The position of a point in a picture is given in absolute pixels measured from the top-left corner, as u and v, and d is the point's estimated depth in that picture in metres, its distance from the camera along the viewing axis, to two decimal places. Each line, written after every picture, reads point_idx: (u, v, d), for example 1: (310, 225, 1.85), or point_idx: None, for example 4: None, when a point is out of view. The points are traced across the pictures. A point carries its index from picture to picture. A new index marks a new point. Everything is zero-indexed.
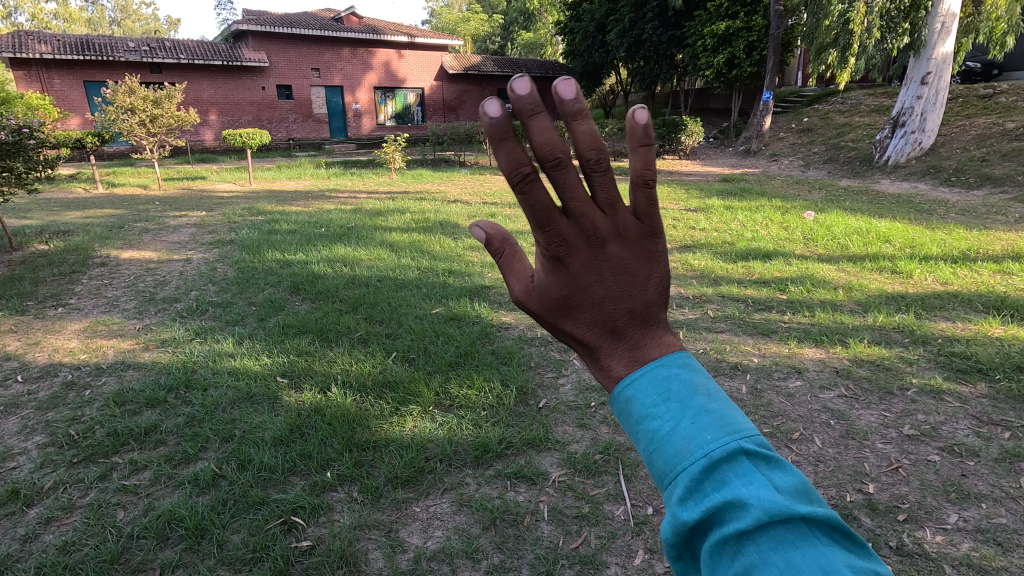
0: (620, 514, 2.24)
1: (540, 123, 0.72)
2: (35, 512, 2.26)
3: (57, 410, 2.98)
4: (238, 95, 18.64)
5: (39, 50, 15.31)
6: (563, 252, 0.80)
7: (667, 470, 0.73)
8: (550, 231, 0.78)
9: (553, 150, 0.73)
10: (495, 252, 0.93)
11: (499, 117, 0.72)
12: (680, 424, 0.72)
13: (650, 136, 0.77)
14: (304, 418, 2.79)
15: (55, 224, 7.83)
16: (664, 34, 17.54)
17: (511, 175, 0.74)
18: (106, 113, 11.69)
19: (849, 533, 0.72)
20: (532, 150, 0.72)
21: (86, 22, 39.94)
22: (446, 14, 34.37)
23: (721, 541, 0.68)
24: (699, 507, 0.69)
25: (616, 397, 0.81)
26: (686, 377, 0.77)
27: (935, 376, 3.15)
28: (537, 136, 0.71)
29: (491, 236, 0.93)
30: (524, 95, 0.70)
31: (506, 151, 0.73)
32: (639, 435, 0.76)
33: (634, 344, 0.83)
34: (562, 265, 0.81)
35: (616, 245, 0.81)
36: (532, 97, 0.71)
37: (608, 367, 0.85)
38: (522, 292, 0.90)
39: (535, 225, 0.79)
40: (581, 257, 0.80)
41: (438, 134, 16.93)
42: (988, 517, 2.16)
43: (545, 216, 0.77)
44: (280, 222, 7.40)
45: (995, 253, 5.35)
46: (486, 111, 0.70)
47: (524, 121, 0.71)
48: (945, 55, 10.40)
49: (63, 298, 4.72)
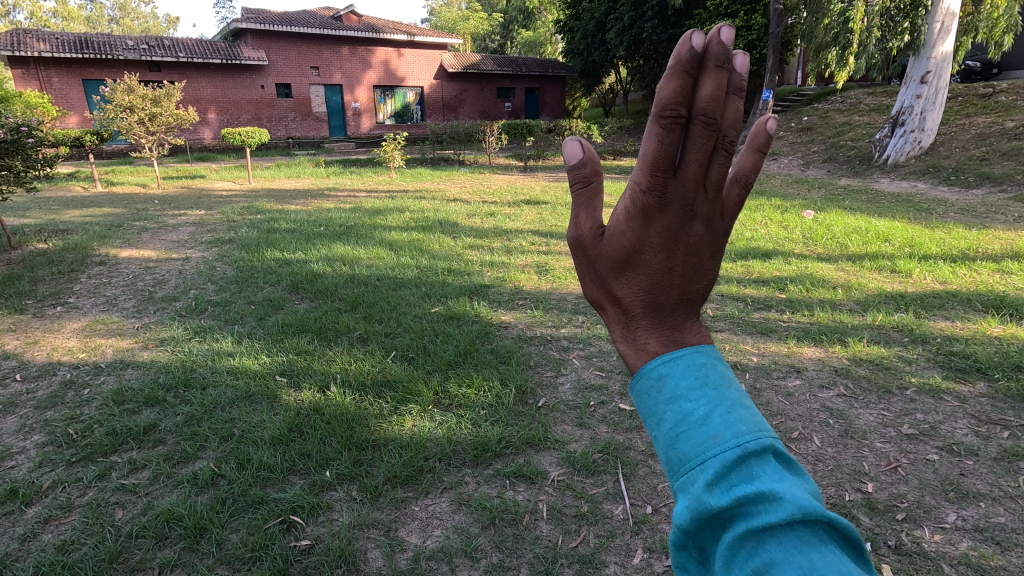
0: (619, 513, 2.24)
1: (711, 79, 0.73)
2: (34, 511, 2.26)
3: (56, 409, 2.98)
4: (237, 94, 18.60)
5: (37, 48, 15.26)
6: (657, 206, 0.77)
7: (691, 455, 0.71)
8: (661, 178, 0.75)
9: (715, 109, 0.73)
10: (580, 179, 0.85)
11: (694, 50, 0.73)
12: (717, 412, 0.72)
13: (766, 148, 0.80)
14: (304, 418, 2.79)
15: (53, 223, 7.80)
16: (663, 32, 17.53)
17: (666, 110, 0.73)
18: (104, 112, 11.64)
19: (860, 550, 0.71)
20: (697, 97, 0.72)
21: (84, 20, 39.77)
22: (445, 13, 34.30)
23: (743, 533, 0.66)
24: (725, 496, 0.68)
25: (646, 373, 0.79)
26: (720, 371, 0.78)
27: (934, 375, 3.16)
28: (710, 88, 0.72)
29: (584, 161, 0.85)
30: (721, 45, 0.72)
31: (679, 83, 0.73)
32: (667, 414, 0.74)
33: (672, 326, 0.81)
34: (647, 220, 0.78)
35: (701, 225, 0.79)
36: (721, 53, 0.73)
37: (641, 342, 0.82)
38: (591, 235, 0.84)
39: (650, 165, 0.75)
40: (673, 220, 0.77)
41: (437, 133, 16.93)
42: (987, 517, 2.16)
43: (667, 163, 0.74)
44: (279, 221, 7.40)
45: (994, 252, 5.35)
46: (690, 36, 0.71)
47: (703, 67, 0.73)
48: (944, 54, 10.42)
49: (62, 297, 4.71)
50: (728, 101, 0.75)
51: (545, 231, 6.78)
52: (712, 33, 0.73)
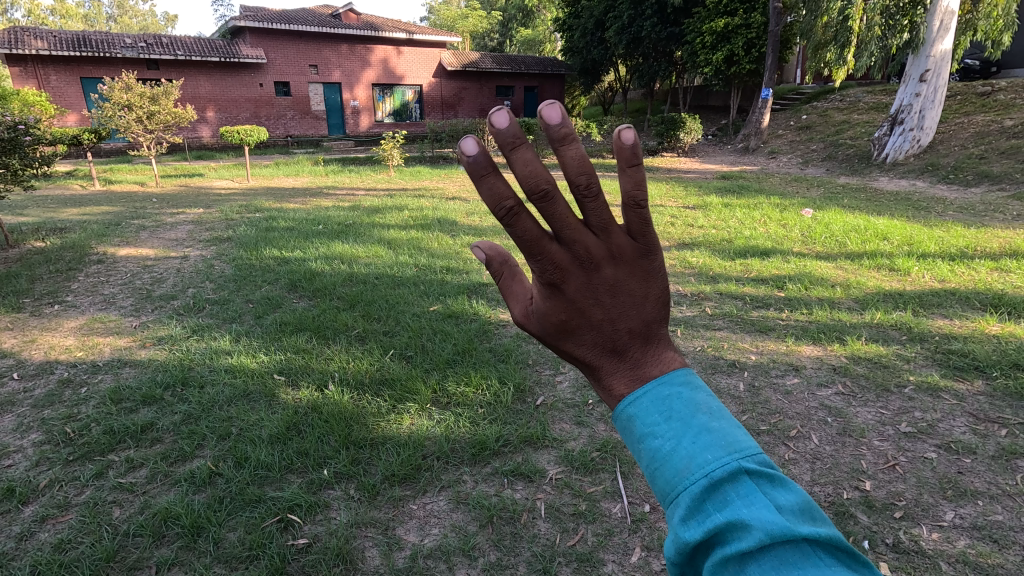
0: (617, 512, 2.24)
1: (522, 157, 0.73)
2: (31, 510, 2.25)
3: (53, 408, 2.96)
4: (236, 92, 18.56)
5: (35, 46, 15.21)
6: (557, 278, 0.81)
7: (668, 489, 0.72)
8: (542, 258, 0.79)
9: (534, 183, 0.72)
10: (496, 273, 0.95)
11: (478, 154, 0.73)
12: (681, 443, 0.72)
13: (639, 155, 0.75)
14: (301, 417, 2.78)
15: (52, 221, 7.80)
16: (663, 30, 17.48)
17: (495, 208, 0.75)
18: (101, 109, 11.59)
19: (853, 552, 0.70)
20: (515, 183, 0.73)
21: (82, 18, 39.58)
22: (444, 11, 34.19)
23: (723, 561, 0.67)
24: (702, 527, 0.69)
25: (618, 416, 0.81)
26: (687, 396, 0.77)
27: (933, 372, 3.17)
28: (517, 172, 0.72)
29: (492, 258, 0.95)
30: (501, 132, 0.70)
31: (490, 186, 0.74)
32: (640, 453, 0.76)
33: (635, 363, 0.83)
34: (557, 291, 0.82)
35: (609, 267, 0.80)
36: (512, 136, 0.72)
37: (609, 385, 0.85)
38: (523, 314, 0.91)
39: (526, 253, 0.79)
40: (576, 282, 0.80)
41: (437, 131, 16.87)
42: (985, 514, 2.17)
43: (536, 241, 0.77)
44: (278, 220, 7.39)
45: (993, 250, 5.35)
46: (465, 150, 0.72)
47: (503, 155, 0.72)
48: (943, 53, 10.36)
49: (60, 296, 4.70)
50: (557, 153, 0.73)
51: None
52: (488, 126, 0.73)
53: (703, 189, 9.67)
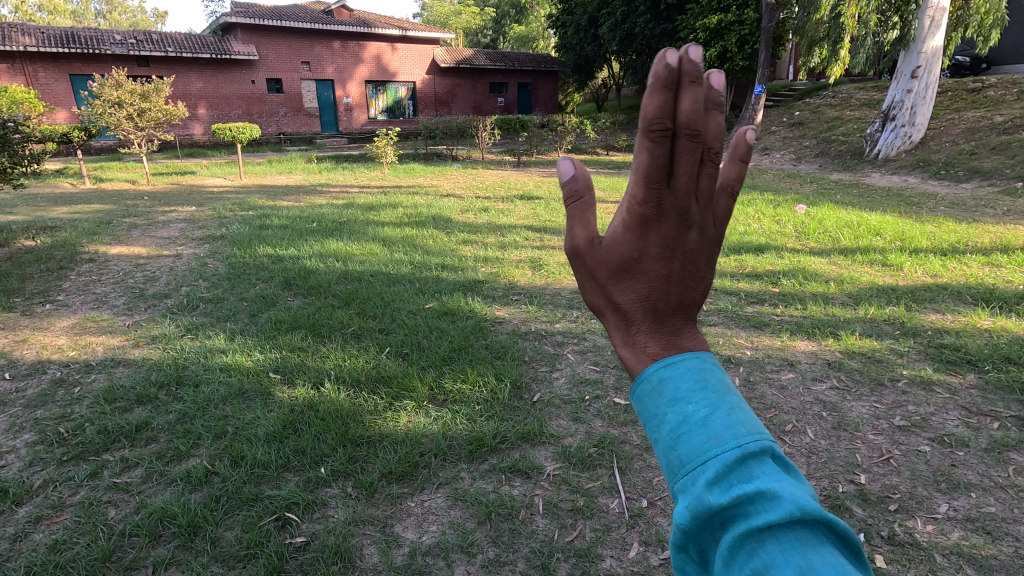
0: (615, 508, 2.25)
1: (690, 95, 0.71)
2: (25, 510, 2.23)
3: (46, 408, 2.94)
4: (228, 88, 18.41)
5: (23, 42, 15.04)
6: (650, 218, 0.76)
7: (691, 457, 0.70)
8: (653, 191, 0.74)
9: (699, 122, 0.71)
10: (571, 195, 0.83)
11: (670, 67, 0.71)
12: (718, 413, 0.71)
13: (748, 156, 0.80)
14: (297, 415, 2.77)
15: (43, 219, 7.76)
16: (656, 27, 17.44)
17: (654, 124, 0.71)
18: (90, 106, 11.43)
19: (856, 552, 0.71)
20: (680, 112, 0.71)
21: (70, 13, 38.88)
22: (436, 5, 33.99)
23: (743, 534, 0.65)
24: (725, 495, 0.67)
25: (644, 377, 0.77)
26: (720, 374, 0.77)
27: (926, 367, 3.19)
28: (690, 101, 0.70)
29: (576, 177, 0.84)
30: (696, 63, 0.71)
31: (661, 99, 0.71)
32: (667, 418, 0.73)
33: (673, 330, 0.80)
34: (644, 231, 0.77)
35: (695, 233, 0.78)
36: (701, 69, 0.72)
37: (638, 344, 0.80)
38: (584, 244, 0.82)
39: (639, 179, 0.74)
40: (668, 229, 0.76)
41: (430, 128, 16.71)
42: (977, 507, 2.19)
43: (658, 176, 0.73)
44: (270, 218, 7.34)
45: (983, 245, 5.42)
46: (666, 56, 0.70)
47: (683, 84, 0.71)
48: (935, 49, 10.41)
49: (51, 295, 4.65)
50: (712, 112, 0.73)
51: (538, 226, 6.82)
52: (688, 49, 0.71)
53: None
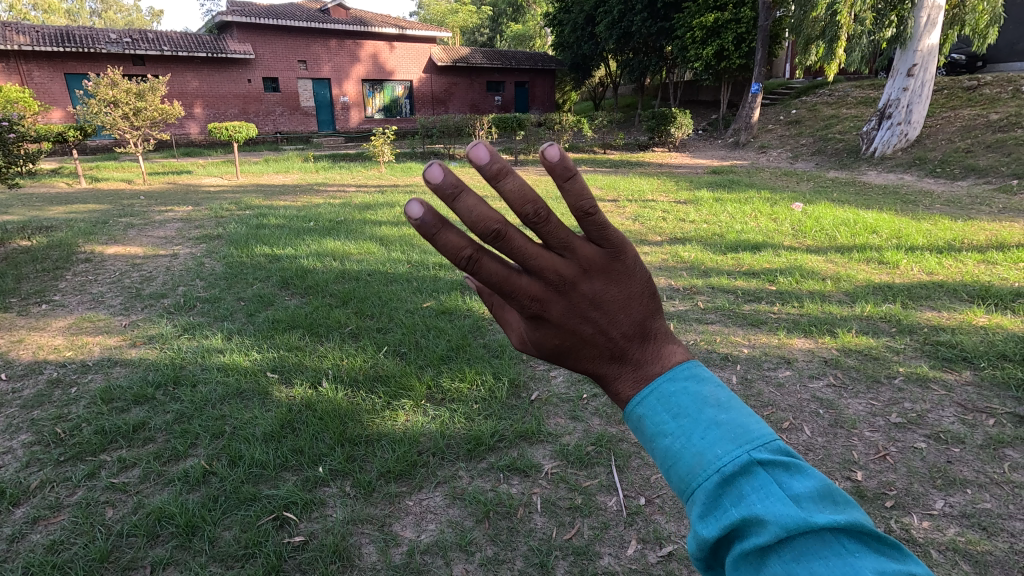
0: (613, 505, 2.26)
1: (467, 202, 0.71)
2: (22, 511, 2.22)
3: (42, 408, 2.93)
4: (224, 87, 18.34)
5: (19, 41, 14.97)
6: (539, 308, 0.79)
7: (683, 486, 0.72)
8: (516, 295, 0.78)
9: (483, 229, 0.70)
10: (490, 304, 0.93)
11: (425, 211, 0.72)
12: (690, 440, 0.71)
13: (569, 168, 0.70)
14: (295, 414, 2.77)
15: (38, 219, 7.71)
16: (652, 25, 17.45)
17: (455, 266, 0.74)
18: (86, 105, 11.37)
19: (880, 535, 0.69)
20: (466, 238, 0.71)
21: (66, 12, 38.45)
22: (433, 3, 34.00)
23: (742, 556, 0.67)
24: (718, 522, 0.68)
25: (628, 418, 0.79)
26: (694, 391, 0.75)
27: (921, 364, 3.21)
28: (465, 225, 0.69)
29: (483, 290, 0.94)
30: (436, 188, 0.69)
31: (447, 239, 0.73)
32: (654, 450, 0.74)
33: (637, 363, 0.81)
34: (540, 319, 0.80)
35: (587, 282, 0.78)
36: (446, 182, 0.70)
37: (617, 390, 0.83)
38: (517, 340, 0.90)
39: (501, 291, 0.79)
40: (556, 306, 0.78)
41: (427, 127, 16.91)
42: (973, 503, 2.20)
43: (507, 280, 0.77)
44: (267, 217, 7.31)
45: (980, 242, 5.44)
46: (411, 214, 0.71)
47: (447, 213, 0.70)
48: (931, 47, 10.43)
49: (47, 295, 4.64)
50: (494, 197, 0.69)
51: None
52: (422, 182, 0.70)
53: (694, 184, 9.71)
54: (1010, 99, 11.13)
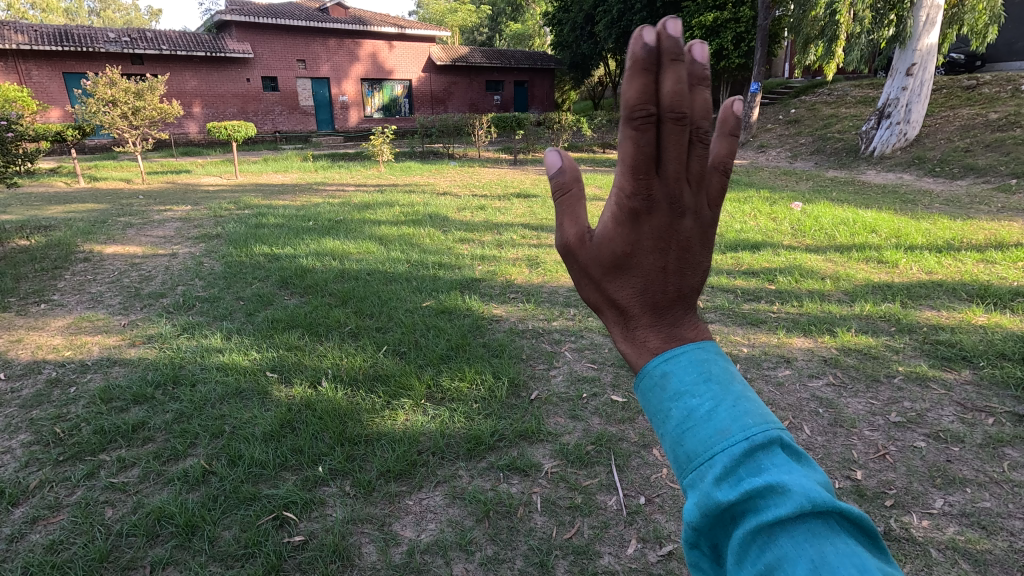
0: (613, 505, 2.26)
1: (675, 72, 0.67)
2: (21, 512, 2.22)
3: (41, 408, 2.93)
4: (223, 87, 18.31)
5: (17, 40, 14.94)
6: (642, 210, 0.73)
7: (699, 450, 0.70)
8: (640, 181, 0.71)
9: (683, 102, 0.67)
10: (562, 190, 0.83)
11: (650, 47, 0.68)
12: (721, 406, 0.71)
13: (738, 130, 0.78)
14: (295, 414, 2.77)
15: (36, 218, 7.70)
16: (652, 25, 17.44)
17: (633, 107, 0.68)
18: (84, 105, 11.33)
19: (876, 539, 0.70)
20: (661, 95, 0.67)
21: (63, 11, 38.30)
22: (433, 3, 33.99)
23: (752, 528, 0.65)
24: (734, 490, 0.67)
25: (648, 373, 0.77)
26: (724, 364, 0.76)
27: (921, 363, 3.21)
28: (672, 82, 0.66)
29: (566, 171, 0.84)
30: (675, 39, 0.67)
31: (641, 81, 0.67)
32: (672, 413, 0.73)
33: (673, 322, 0.78)
34: (633, 221, 0.74)
35: (690, 220, 0.75)
36: (679, 44, 0.68)
37: (641, 339, 0.79)
38: (575, 239, 0.82)
39: (627, 169, 0.71)
40: (659, 219, 0.73)
41: (426, 126, 17.01)
42: (973, 502, 2.21)
43: (647, 165, 0.70)
44: (266, 216, 7.30)
45: (978, 242, 5.45)
46: (641, 34, 0.66)
47: (663, 63, 0.66)
48: (930, 46, 10.42)
49: (46, 295, 4.63)
50: (696, 90, 0.69)
51: (534, 224, 6.84)
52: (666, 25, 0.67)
53: None
54: (1009, 98, 11.13)
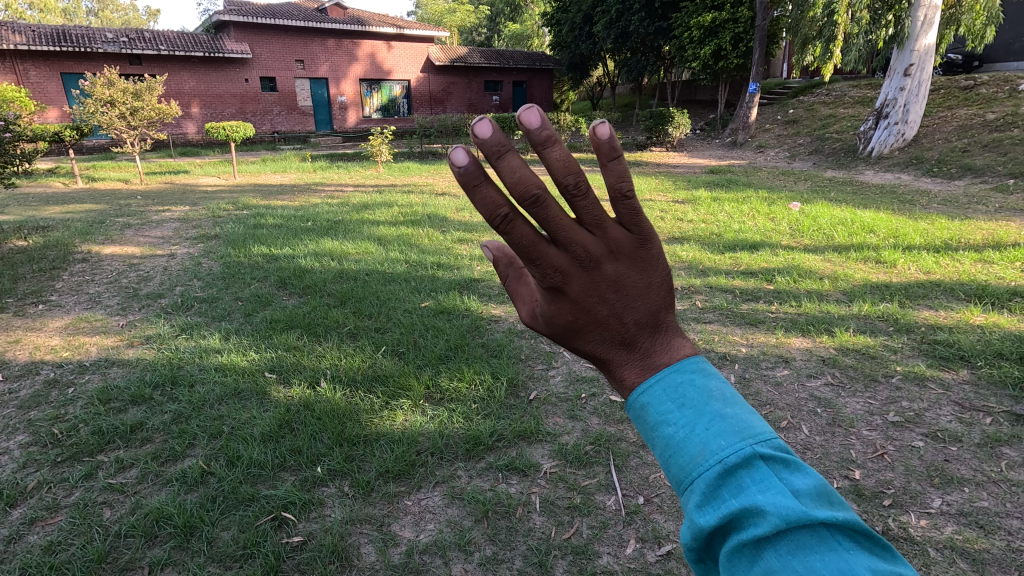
0: (612, 504, 2.26)
1: (508, 164, 0.70)
2: (19, 512, 2.22)
3: (40, 409, 2.92)
4: (221, 87, 18.29)
5: (14, 40, 14.91)
6: (560, 281, 0.79)
7: (683, 476, 0.71)
8: (541, 263, 0.77)
9: (526, 189, 0.71)
10: (504, 275, 0.95)
11: (469, 163, 0.72)
12: (695, 429, 0.71)
13: (617, 147, 0.72)
14: (294, 414, 2.77)
15: (34, 219, 7.68)
16: (650, 25, 17.47)
17: (490, 218, 0.74)
18: (83, 105, 11.31)
19: (872, 536, 0.70)
20: (505, 193, 0.72)
21: (63, 11, 38.34)
22: (432, 4, 34.03)
23: (738, 546, 0.66)
24: (717, 512, 0.68)
25: (632, 405, 0.79)
26: (701, 383, 0.75)
27: (919, 363, 3.21)
28: (502, 182, 0.70)
29: (497, 260, 0.96)
30: (485, 140, 0.69)
31: (485, 193, 0.73)
32: (655, 441, 0.74)
33: (645, 352, 0.81)
34: (559, 293, 0.80)
35: (610, 263, 0.79)
36: (496, 139, 0.70)
37: (621, 376, 0.83)
38: (530, 315, 0.89)
39: (526, 258, 0.78)
40: (578, 282, 0.78)
41: (425, 126, 16.80)
42: (970, 501, 2.21)
43: (534, 247, 0.76)
44: (265, 217, 7.30)
45: (977, 242, 5.46)
46: (454, 161, 0.70)
47: (488, 169, 0.71)
48: (927, 47, 10.33)
49: (44, 295, 4.62)
50: (535, 159, 0.71)
51: None
52: (470, 133, 0.70)
53: (692, 183, 9.73)
54: (1007, 99, 11.15)
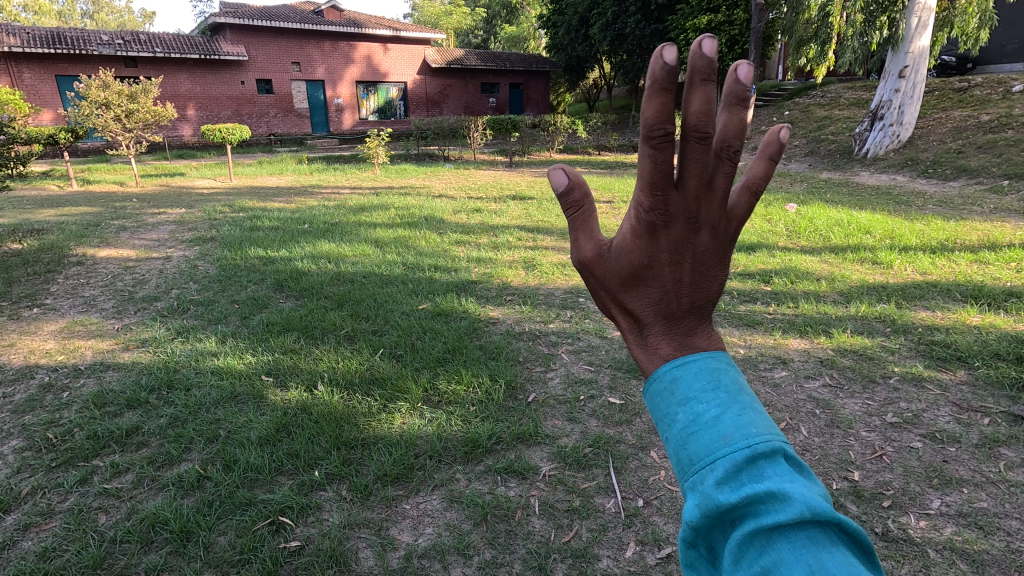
0: (611, 507, 2.25)
1: (703, 94, 0.70)
2: (13, 518, 2.19)
3: (34, 413, 2.90)
4: (217, 89, 18.26)
5: (9, 42, 14.84)
6: (659, 224, 0.76)
7: (702, 454, 0.70)
8: (659, 197, 0.74)
9: (706, 126, 0.70)
10: (571, 205, 0.85)
11: (668, 68, 0.70)
12: (726, 413, 0.71)
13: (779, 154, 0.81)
14: (290, 418, 2.75)
15: (28, 222, 7.62)
16: (646, 27, 17.52)
17: (651, 128, 0.70)
18: (77, 108, 11.25)
19: (868, 553, 0.70)
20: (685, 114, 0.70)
21: (58, 13, 38.19)
22: (428, 7, 34.08)
23: (751, 531, 0.65)
24: (736, 493, 0.67)
25: (658, 378, 0.78)
26: (734, 375, 0.77)
27: (916, 364, 3.22)
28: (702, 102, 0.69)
29: (572, 186, 0.85)
30: (706, 59, 0.69)
31: (661, 100, 0.69)
32: (678, 417, 0.73)
33: (687, 330, 0.80)
34: (650, 235, 0.77)
35: (706, 235, 0.78)
36: (707, 64, 0.70)
37: (653, 345, 0.81)
38: (592, 254, 0.84)
39: (645, 185, 0.74)
40: (676, 234, 0.76)
41: (421, 129, 16.42)
42: (969, 502, 2.21)
43: (665, 180, 0.73)
44: (262, 219, 7.27)
45: (972, 242, 5.47)
46: (665, 52, 0.67)
47: (694, 80, 0.69)
48: (921, 49, 10.53)
49: (38, 299, 4.59)
50: (726, 111, 0.73)
51: (530, 225, 6.86)
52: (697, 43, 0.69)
53: None
54: (1001, 100, 11.22)
